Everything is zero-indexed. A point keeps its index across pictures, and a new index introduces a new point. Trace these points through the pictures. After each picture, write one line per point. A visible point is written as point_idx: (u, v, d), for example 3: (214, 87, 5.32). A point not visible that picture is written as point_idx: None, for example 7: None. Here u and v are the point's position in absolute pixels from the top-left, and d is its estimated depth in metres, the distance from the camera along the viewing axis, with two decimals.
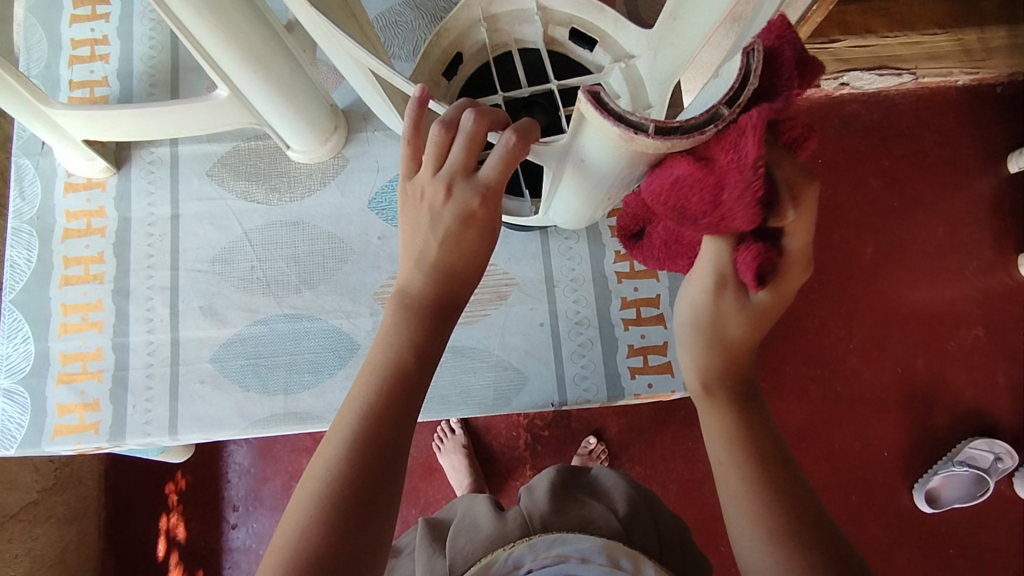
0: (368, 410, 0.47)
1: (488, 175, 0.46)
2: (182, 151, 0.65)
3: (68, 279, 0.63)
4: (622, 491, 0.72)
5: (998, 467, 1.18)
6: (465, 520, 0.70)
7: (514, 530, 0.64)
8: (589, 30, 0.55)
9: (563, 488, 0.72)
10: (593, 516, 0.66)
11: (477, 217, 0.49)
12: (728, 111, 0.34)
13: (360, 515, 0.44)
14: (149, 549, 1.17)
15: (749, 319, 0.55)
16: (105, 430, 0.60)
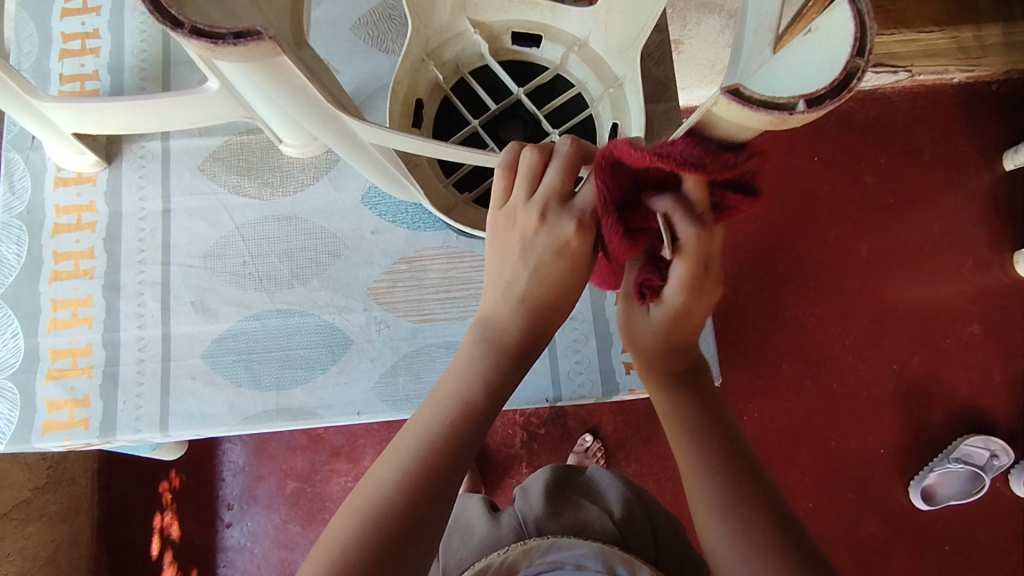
0: (435, 439, 0.44)
1: (585, 202, 0.44)
2: (173, 144, 0.65)
3: (58, 274, 0.62)
4: (617, 493, 0.72)
5: (994, 464, 1.18)
6: (459, 524, 0.69)
7: (508, 535, 0.64)
8: (530, 32, 0.59)
9: (558, 490, 0.72)
10: (588, 519, 0.66)
11: (574, 246, 0.45)
12: (863, 63, 0.30)
13: (417, 518, 0.42)
14: (144, 548, 1.17)
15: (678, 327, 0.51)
16: (95, 426, 0.59)
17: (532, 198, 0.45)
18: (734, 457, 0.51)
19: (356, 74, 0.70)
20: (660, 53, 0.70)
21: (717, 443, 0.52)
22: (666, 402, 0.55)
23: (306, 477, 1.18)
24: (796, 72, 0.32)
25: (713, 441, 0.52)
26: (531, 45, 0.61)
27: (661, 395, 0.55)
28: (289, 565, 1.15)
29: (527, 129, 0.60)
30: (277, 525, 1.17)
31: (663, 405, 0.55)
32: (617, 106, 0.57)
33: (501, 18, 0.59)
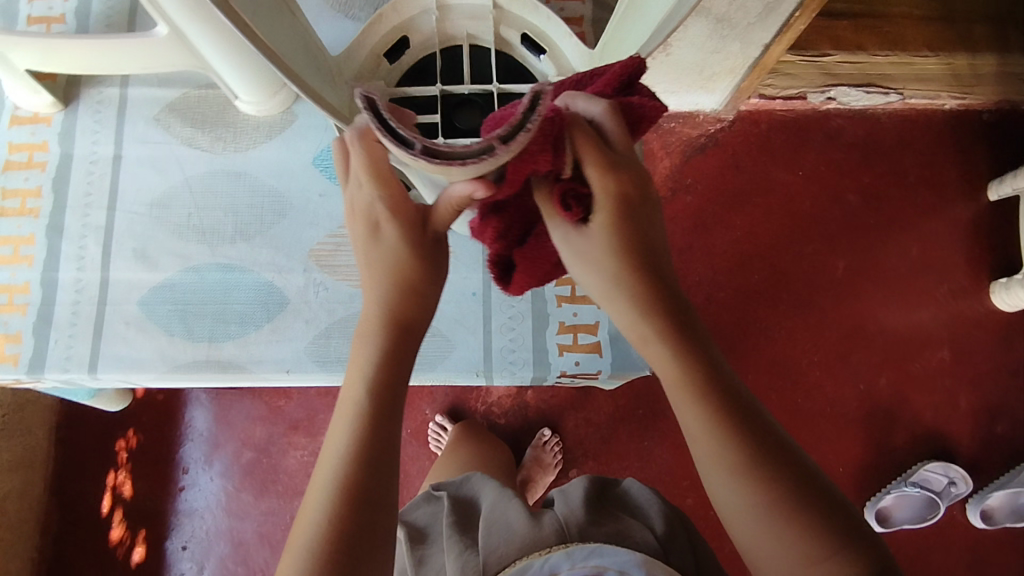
0: (354, 458, 0.44)
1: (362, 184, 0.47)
2: (131, 92, 0.65)
3: (3, 210, 0.62)
4: (657, 508, 0.66)
5: (951, 491, 1.18)
6: (491, 517, 0.63)
7: (550, 537, 0.59)
8: (394, 40, 0.63)
9: (597, 501, 0.66)
10: (629, 532, 0.62)
11: (385, 230, 0.48)
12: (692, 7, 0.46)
13: (369, 517, 0.43)
14: (94, 504, 1.17)
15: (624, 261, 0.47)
16: (24, 363, 0.59)
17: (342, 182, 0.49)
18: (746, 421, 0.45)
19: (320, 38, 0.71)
20: None
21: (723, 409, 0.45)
22: (660, 355, 0.46)
23: (262, 447, 1.19)
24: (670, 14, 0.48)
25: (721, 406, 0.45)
26: (402, 52, 0.65)
27: (649, 351, 0.47)
28: (238, 534, 1.17)
29: (480, 109, 0.64)
30: (229, 493, 1.18)
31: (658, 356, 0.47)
32: (508, 25, 0.64)
33: (362, 51, 0.62)
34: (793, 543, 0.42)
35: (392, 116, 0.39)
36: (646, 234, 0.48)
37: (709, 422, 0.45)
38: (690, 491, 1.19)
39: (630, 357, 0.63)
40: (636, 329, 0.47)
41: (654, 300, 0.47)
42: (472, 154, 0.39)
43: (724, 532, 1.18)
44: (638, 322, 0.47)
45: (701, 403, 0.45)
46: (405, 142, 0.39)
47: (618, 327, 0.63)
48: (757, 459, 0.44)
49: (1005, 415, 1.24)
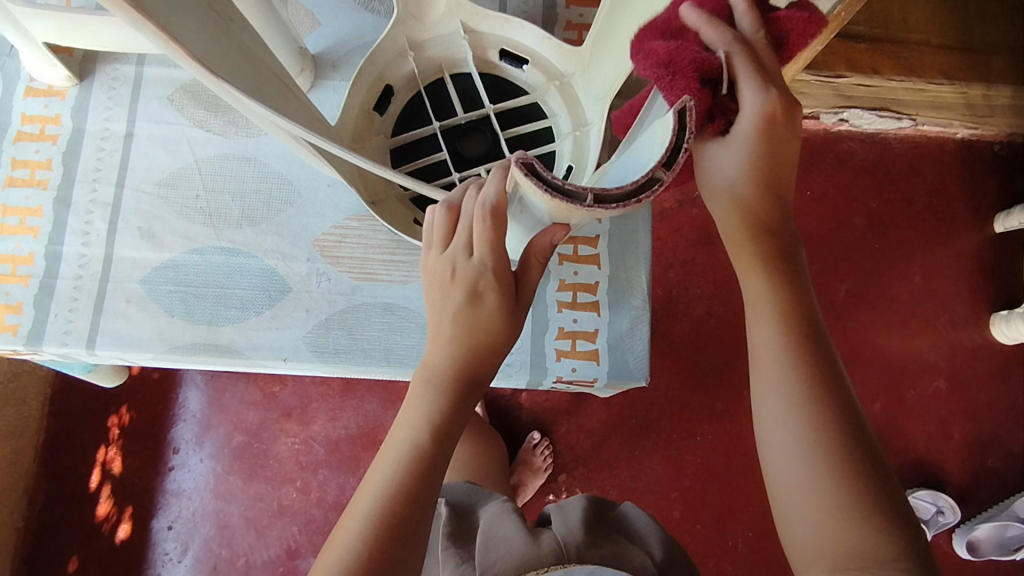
0: (392, 493, 0.47)
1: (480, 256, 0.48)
2: (146, 71, 0.65)
3: (12, 180, 0.62)
4: (656, 535, 0.68)
5: (938, 520, 1.18)
6: (491, 527, 0.63)
7: (549, 555, 0.59)
8: (378, 89, 0.65)
9: (595, 522, 0.67)
10: (627, 558, 0.62)
11: (486, 293, 0.49)
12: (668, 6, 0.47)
13: (400, 550, 0.46)
14: (83, 478, 1.17)
15: (761, 191, 0.47)
16: (23, 333, 0.59)
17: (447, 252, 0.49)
18: (831, 369, 0.47)
19: (338, 29, 0.71)
20: None
21: (818, 352, 0.47)
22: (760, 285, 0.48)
23: (254, 432, 1.20)
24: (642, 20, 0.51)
25: (813, 349, 0.47)
26: (387, 101, 0.67)
27: (752, 278, 0.49)
28: (224, 517, 1.17)
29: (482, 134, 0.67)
30: (218, 476, 1.18)
31: (759, 284, 0.48)
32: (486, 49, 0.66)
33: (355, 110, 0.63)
34: (830, 487, 0.44)
35: (551, 175, 0.38)
36: (778, 175, 0.47)
37: (795, 357, 0.47)
38: (678, 503, 1.19)
39: (627, 366, 0.63)
40: (744, 257, 0.49)
41: (772, 234, 0.49)
42: (638, 189, 0.36)
43: (709, 546, 1.18)
44: (750, 253, 0.49)
45: (793, 340, 0.47)
46: (572, 197, 0.38)
47: (616, 336, 0.64)
48: (827, 403, 0.46)
49: (997, 447, 1.24)
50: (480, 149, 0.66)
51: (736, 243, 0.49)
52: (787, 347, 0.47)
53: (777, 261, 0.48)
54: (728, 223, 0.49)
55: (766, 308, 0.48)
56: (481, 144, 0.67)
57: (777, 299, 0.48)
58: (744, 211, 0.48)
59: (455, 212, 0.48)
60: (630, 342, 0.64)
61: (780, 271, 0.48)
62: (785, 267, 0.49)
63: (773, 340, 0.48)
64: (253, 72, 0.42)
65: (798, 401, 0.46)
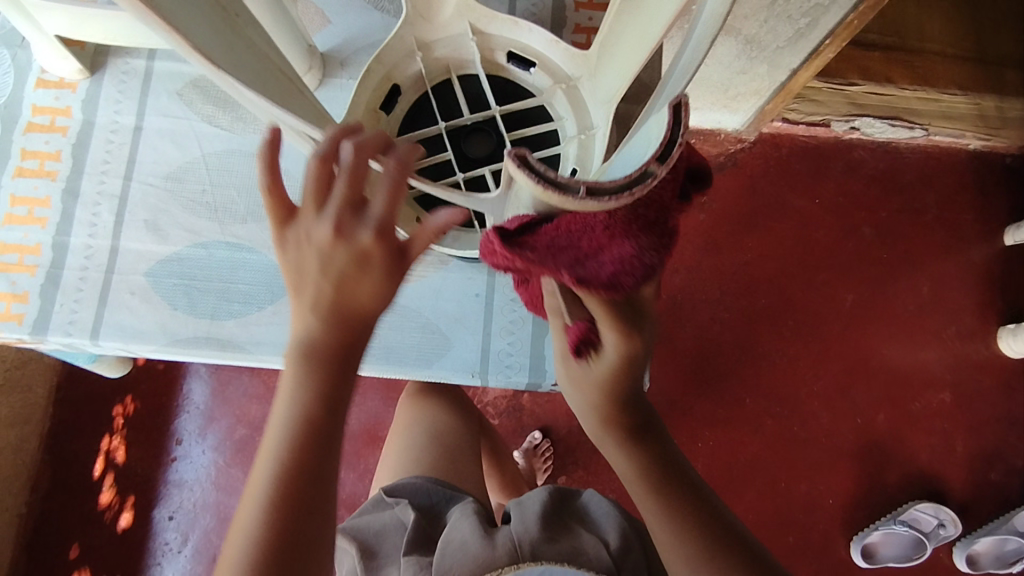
0: (287, 477, 0.43)
1: (375, 216, 0.42)
2: (157, 66, 0.66)
3: (22, 171, 0.63)
4: (614, 521, 0.65)
5: (939, 533, 1.17)
6: (446, 535, 0.62)
7: (503, 561, 0.58)
8: (385, 89, 0.65)
9: (555, 511, 0.65)
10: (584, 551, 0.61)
11: (372, 257, 0.42)
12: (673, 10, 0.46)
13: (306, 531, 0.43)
14: (86, 466, 1.18)
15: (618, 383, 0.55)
16: (28, 323, 0.60)
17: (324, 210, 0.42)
18: (702, 502, 0.55)
19: (346, 27, 0.71)
20: None
21: (681, 493, 0.55)
22: (620, 461, 0.57)
23: (256, 426, 1.21)
24: (647, 22, 0.51)
25: (678, 491, 0.55)
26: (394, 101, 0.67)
27: (618, 457, 0.57)
28: (225, 509, 1.18)
29: (488, 136, 0.67)
30: (219, 468, 1.19)
31: (628, 459, 0.57)
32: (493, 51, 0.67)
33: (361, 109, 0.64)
34: None
35: (547, 168, 0.39)
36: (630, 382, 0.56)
37: (674, 511, 0.54)
38: None
39: None
40: (606, 440, 0.58)
41: (627, 420, 0.57)
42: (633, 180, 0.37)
43: None
44: (612, 439, 0.57)
45: (662, 497, 0.55)
46: (564, 189, 0.38)
47: None
48: (709, 539, 0.53)
49: (1000, 462, 1.23)
50: (484, 150, 0.66)
51: (601, 438, 0.58)
52: (660, 501, 0.55)
53: (633, 437, 0.57)
54: (591, 417, 0.58)
55: (637, 480, 0.56)
56: (485, 145, 0.67)
57: (639, 464, 0.57)
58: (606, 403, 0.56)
59: (331, 163, 0.41)
60: None
61: (636, 440, 0.57)
62: (637, 440, 0.57)
63: (648, 498, 0.55)
64: (259, 69, 0.42)
65: (690, 545, 0.53)
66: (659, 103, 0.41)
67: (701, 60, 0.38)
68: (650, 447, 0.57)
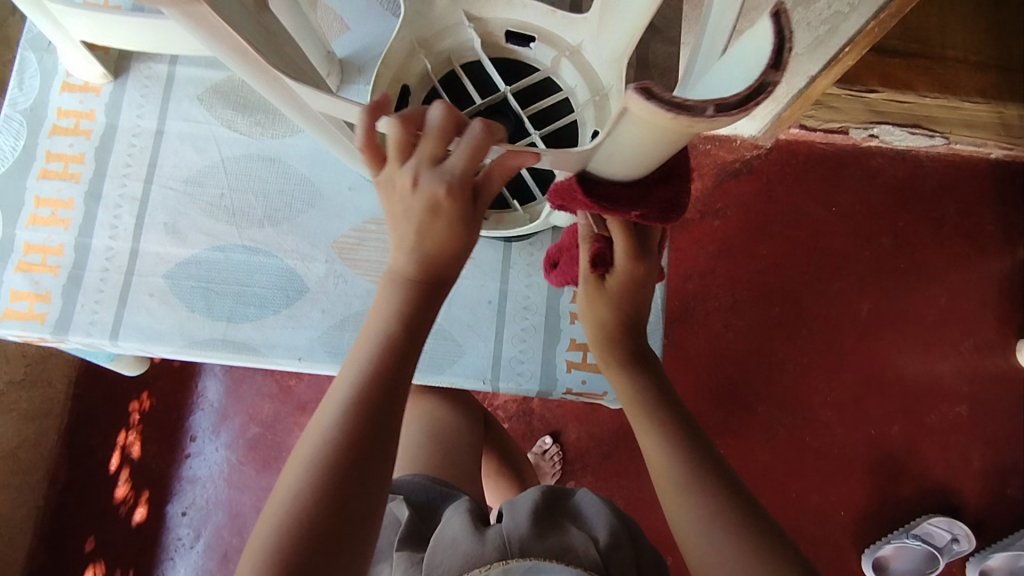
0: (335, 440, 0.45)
1: (455, 165, 0.42)
2: (178, 70, 0.67)
3: (46, 173, 0.64)
4: (605, 518, 0.64)
5: (953, 548, 1.16)
6: (440, 532, 0.63)
7: (490, 553, 0.58)
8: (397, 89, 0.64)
9: (547, 510, 0.65)
10: (573, 543, 0.60)
11: (445, 204, 0.44)
12: None
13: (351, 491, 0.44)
14: (103, 461, 1.20)
15: (624, 309, 0.59)
16: (50, 322, 0.61)
17: (407, 163, 0.44)
18: (687, 423, 0.58)
19: (364, 34, 0.72)
20: (666, 65, 0.69)
21: (669, 412, 0.58)
22: (620, 383, 0.60)
23: (269, 424, 1.22)
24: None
25: (665, 410, 0.58)
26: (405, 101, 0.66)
27: (616, 378, 0.61)
28: (236, 506, 1.19)
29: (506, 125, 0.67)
30: (232, 465, 1.21)
31: (625, 383, 0.60)
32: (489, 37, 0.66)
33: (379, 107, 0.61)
34: (725, 530, 0.50)
35: (673, 96, 0.30)
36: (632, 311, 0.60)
37: (660, 427, 0.57)
38: None
39: None
40: (604, 362, 0.62)
41: (629, 346, 0.61)
42: (752, 92, 0.28)
43: None
44: (613, 362, 0.61)
45: (651, 413, 0.58)
46: (692, 111, 0.30)
47: None
48: (692, 453, 0.55)
49: (1017, 477, 1.21)
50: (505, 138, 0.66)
51: (601, 360, 0.62)
52: (650, 417, 0.58)
53: (634, 363, 0.61)
54: (595, 338, 0.62)
55: (631, 400, 0.60)
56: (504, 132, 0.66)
57: (635, 385, 0.60)
58: (612, 329, 0.60)
59: (414, 123, 0.42)
60: None
61: (630, 364, 0.61)
62: (637, 366, 0.60)
63: (639, 412, 0.58)
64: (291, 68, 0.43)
65: (674, 455, 0.55)
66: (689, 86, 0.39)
67: (735, 23, 0.37)
68: (649, 373, 0.60)
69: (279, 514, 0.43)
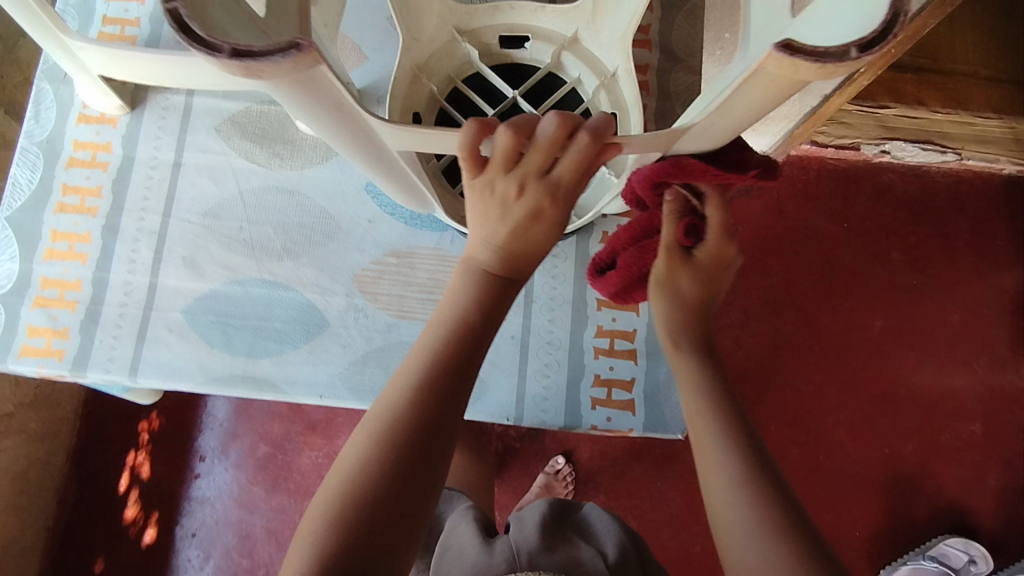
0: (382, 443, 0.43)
1: (562, 173, 0.44)
2: (195, 102, 0.66)
3: (63, 207, 0.64)
4: (613, 536, 0.64)
5: (970, 569, 1.16)
6: (446, 542, 0.62)
7: (499, 564, 0.56)
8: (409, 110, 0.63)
9: (555, 524, 0.63)
10: (585, 560, 0.58)
11: (544, 211, 0.45)
12: None
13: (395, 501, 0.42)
14: (112, 482, 1.19)
15: (705, 294, 0.58)
16: (68, 359, 0.60)
17: (511, 172, 0.45)
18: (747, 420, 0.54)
19: (382, 63, 0.72)
20: (687, 94, 0.69)
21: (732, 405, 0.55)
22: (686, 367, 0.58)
23: (279, 443, 1.21)
24: None
25: (729, 401, 0.55)
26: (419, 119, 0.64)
27: (683, 362, 0.58)
28: (246, 527, 1.18)
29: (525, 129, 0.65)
30: (242, 486, 1.20)
31: (689, 367, 0.57)
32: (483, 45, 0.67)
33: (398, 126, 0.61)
34: (771, 533, 0.46)
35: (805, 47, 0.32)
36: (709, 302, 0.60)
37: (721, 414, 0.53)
38: (700, 537, 1.17)
39: (663, 419, 0.64)
40: (673, 345, 0.59)
41: (699, 336, 0.59)
42: (879, 36, 0.29)
43: None
44: (681, 346, 0.59)
45: (714, 400, 0.55)
46: (833, 55, 0.30)
47: (653, 387, 0.65)
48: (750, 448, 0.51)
49: None
50: None
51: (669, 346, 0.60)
52: (711, 404, 0.54)
53: (704, 351, 0.58)
54: (667, 318, 0.59)
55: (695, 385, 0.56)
56: None
57: (702, 372, 0.57)
58: (688, 315, 0.59)
59: (527, 132, 0.42)
60: (667, 394, 0.65)
61: (699, 351, 0.58)
62: (706, 355, 0.58)
63: (700, 396, 0.55)
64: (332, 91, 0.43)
65: (733, 446, 0.51)
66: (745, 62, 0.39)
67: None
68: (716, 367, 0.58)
69: (323, 515, 0.42)
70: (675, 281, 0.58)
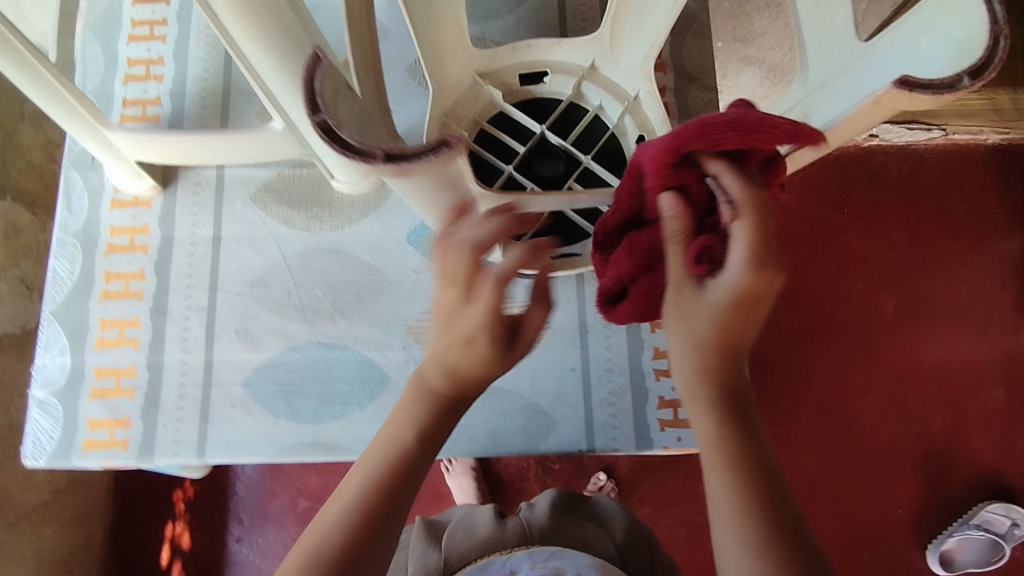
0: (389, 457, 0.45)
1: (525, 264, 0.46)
2: (227, 174, 0.66)
3: (108, 294, 0.63)
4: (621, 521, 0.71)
5: (1014, 533, 1.17)
6: (459, 523, 0.69)
7: (511, 538, 0.65)
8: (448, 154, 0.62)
9: (566, 510, 0.71)
10: (591, 539, 0.66)
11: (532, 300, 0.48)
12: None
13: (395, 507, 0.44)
14: (153, 557, 1.17)
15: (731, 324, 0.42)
16: (133, 447, 0.60)
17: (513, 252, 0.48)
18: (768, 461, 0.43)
19: (406, 115, 0.73)
20: (706, 112, 0.72)
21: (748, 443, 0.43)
22: (694, 403, 0.44)
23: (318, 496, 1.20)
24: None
25: (746, 440, 0.43)
26: None
27: (692, 392, 0.44)
28: None
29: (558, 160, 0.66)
30: (285, 544, 1.18)
31: (698, 399, 0.44)
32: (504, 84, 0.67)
33: None
34: None
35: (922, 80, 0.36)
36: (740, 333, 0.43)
37: (732, 461, 0.42)
38: None
39: None
40: (683, 369, 0.44)
41: (723, 364, 0.43)
42: (987, 61, 0.35)
43: None
44: (697, 370, 0.44)
45: (726, 445, 0.42)
46: (952, 85, 0.35)
47: None
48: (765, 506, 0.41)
49: None
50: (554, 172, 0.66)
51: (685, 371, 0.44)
52: (721, 451, 0.42)
53: (725, 371, 0.43)
54: (681, 340, 0.44)
55: (709, 425, 0.43)
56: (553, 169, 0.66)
57: (715, 406, 0.43)
58: (720, 342, 0.42)
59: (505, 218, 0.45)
60: None
61: (719, 378, 0.43)
62: (726, 378, 0.43)
63: (709, 440, 0.43)
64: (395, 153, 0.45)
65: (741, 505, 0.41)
66: (827, 92, 0.44)
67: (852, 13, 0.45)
68: (738, 398, 0.44)
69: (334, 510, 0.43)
70: (685, 318, 0.43)
